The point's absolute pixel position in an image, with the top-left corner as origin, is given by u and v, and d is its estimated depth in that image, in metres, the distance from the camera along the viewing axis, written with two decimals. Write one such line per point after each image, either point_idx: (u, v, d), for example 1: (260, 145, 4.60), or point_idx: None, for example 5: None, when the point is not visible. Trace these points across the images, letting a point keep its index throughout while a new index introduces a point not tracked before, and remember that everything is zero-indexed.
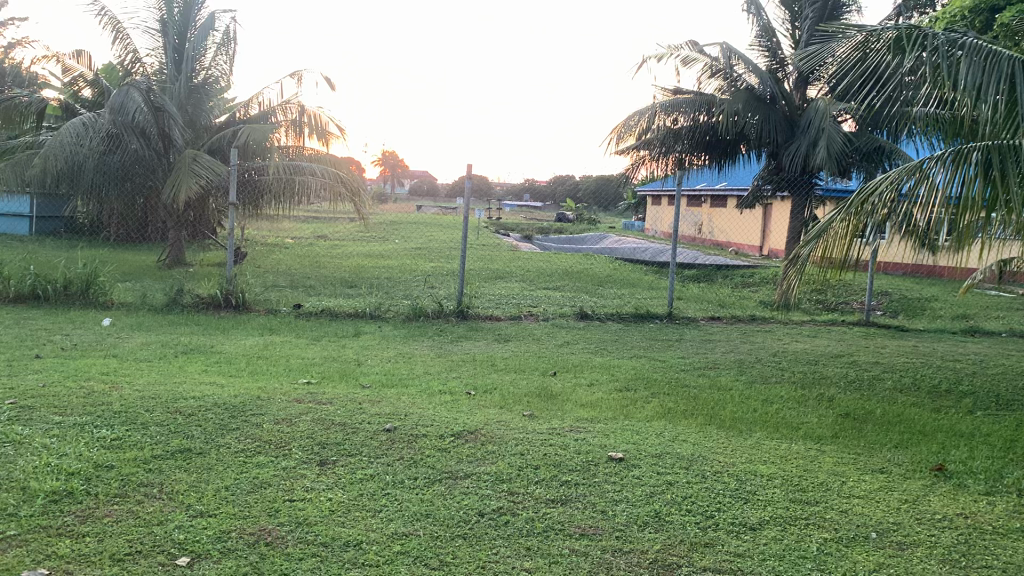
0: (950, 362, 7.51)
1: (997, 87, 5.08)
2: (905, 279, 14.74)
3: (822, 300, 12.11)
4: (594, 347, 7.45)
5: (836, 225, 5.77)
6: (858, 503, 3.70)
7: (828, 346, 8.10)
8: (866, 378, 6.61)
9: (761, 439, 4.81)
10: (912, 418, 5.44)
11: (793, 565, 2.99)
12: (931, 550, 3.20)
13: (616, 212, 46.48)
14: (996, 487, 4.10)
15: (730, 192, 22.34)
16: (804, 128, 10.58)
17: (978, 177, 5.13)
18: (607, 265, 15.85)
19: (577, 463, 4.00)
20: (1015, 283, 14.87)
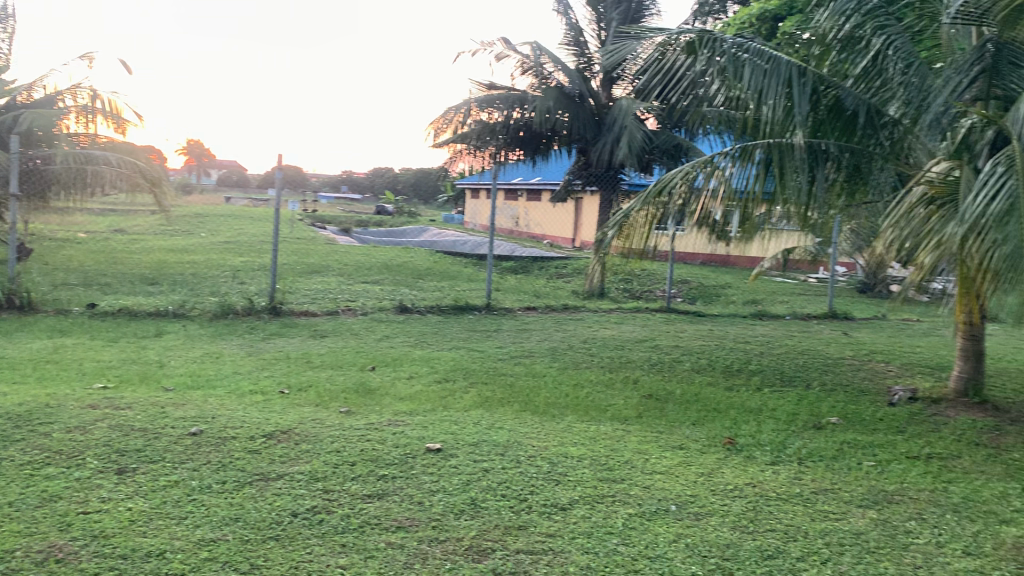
0: (741, 344, 8.12)
1: (778, 89, 5.52)
2: (704, 268, 15.77)
3: (629, 288, 12.73)
4: (413, 340, 7.45)
5: (637, 216, 6.10)
6: (660, 478, 3.94)
7: (634, 332, 8.53)
8: (667, 361, 7.02)
9: (572, 422, 5.00)
10: (708, 397, 5.85)
11: (600, 541, 3.14)
12: (724, 518, 3.46)
13: (435, 205, 46.60)
14: (780, 457, 4.49)
15: (544, 186, 22.99)
16: (610, 126, 11.07)
17: (761, 173, 5.61)
18: (426, 258, 15.89)
19: (394, 456, 3.99)
20: (797, 270, 16.26)
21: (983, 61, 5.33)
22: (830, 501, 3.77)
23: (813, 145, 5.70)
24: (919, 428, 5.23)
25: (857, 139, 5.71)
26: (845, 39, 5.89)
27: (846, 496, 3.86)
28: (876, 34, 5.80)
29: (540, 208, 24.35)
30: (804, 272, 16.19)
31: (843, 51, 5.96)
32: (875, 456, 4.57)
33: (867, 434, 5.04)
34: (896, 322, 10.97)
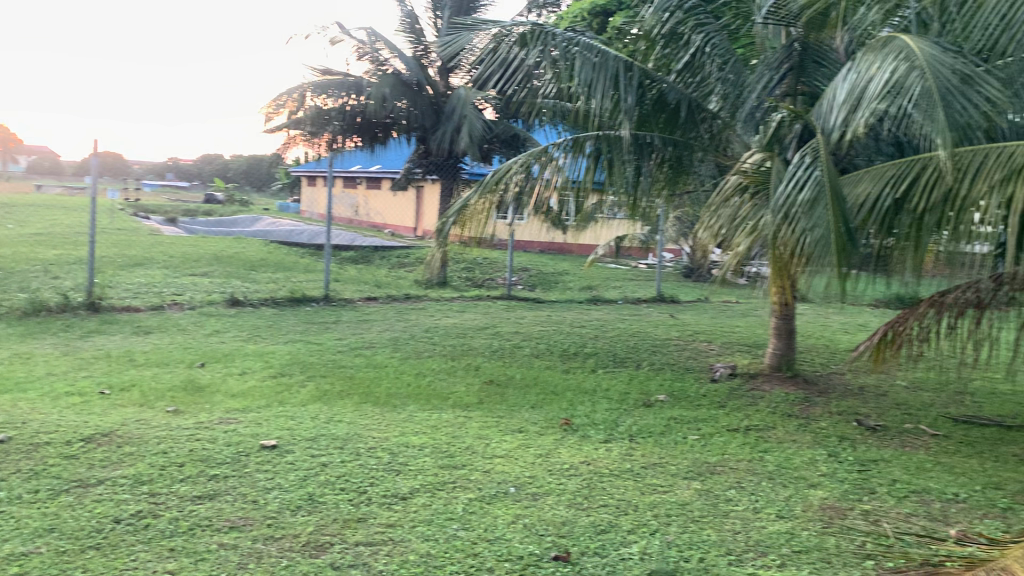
0: (577, 328, 8.38)
1: (607, 83, 5.75)
2: (542, 255, 16.12)
3: (470, 276, 12.83)
4: (246, 334, 7.19)
5: (473, 204, 6.02)
6: (499, 462, 4.01)
7: (474, 320, 8.62)
8: (507, 347, 7.14)
9: (413, 411, 5.00)
10: (546, 380, 6.00)
11: (440, 528, 3.16)
12: (561, 496, 3.57)
13: (270, 194, 45.08)
14: (613, 436, 4.68)
15: (383, 174, 22.75)
16: (448, 114, 11.09)
17: (593, 164, 5.85)
18: (260, 249, 15.37)
19: (227, 455, 3.86)
20: (629, 256, 16.92)
21: (790, 60, 5.80)
22: (659, 475, 3.97)
23: (639, 138, 5.96)
24: (738, 402, 5.60)
25: (678, 132, 6.07)
26: (668, 36, 6.12)
27: (672, 469, 4.07)
28: (694, 32, 6.10)
29: (378, 197, 24.07)
30: (636, 258, 16.88)
31: (667, 46, 6.18)
32: (700, 430, 4.84)
33: (692, 410, 5.33)
34: (719, 304, 11.66)
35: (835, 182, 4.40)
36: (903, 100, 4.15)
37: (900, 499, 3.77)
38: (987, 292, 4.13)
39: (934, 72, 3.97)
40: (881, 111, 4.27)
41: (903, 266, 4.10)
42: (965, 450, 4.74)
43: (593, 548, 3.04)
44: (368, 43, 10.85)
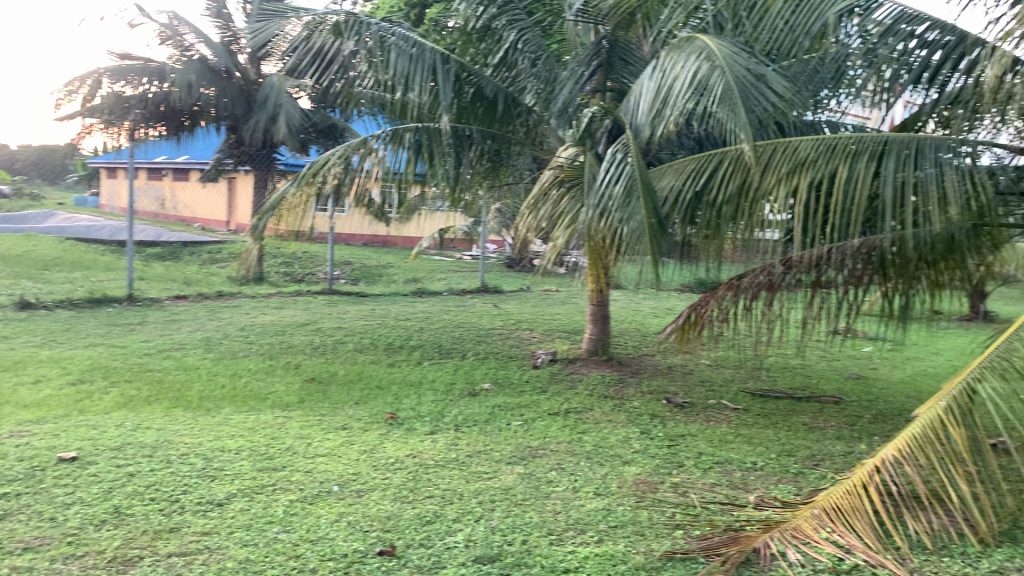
0: (401, 321, 8.34)
1: (424, 75, 5.73)
2: (364, 248, 15.89)
3: (289, 271, 12.46)
4: (39, 339, 6.64)
5: (290, 198, 5.69)
6: (321, 461, 3.93)
7: (294, 316, 8.38)
8: (329, 343, 7.00)
9: (229, 414, 4.80)
10: (370, 375, 5.94)
11: (259, 532, 3.06)
12: (386, 491, 3.56)
13: (65, 187, 41.75)
14: (437, 427, 4.70)
15: (193, 166, 21.62)
16: (261, 103, 10.73)
17: (414, 155, 5.84)
18: (55, 246, 14.21)
19: (19, 472, 3.55)
20: (452, 249, 17.00)
21: (599, 57, 6.03)
22: (483, 462, 4.03)
23: (458, 130, 6.00)
24: (558, 387, 5.78)
25: (496, 126, 6.16)
26: (483, 31, 6.15)
27: (496, 456, 4.15)
28: (507, 27, 6.20)
29: (187, 190, 22.86)
30: (459, 250, 17.00)
31: (482, 42, 6.21)
32: (522, 416, 4.96)
33: (514, 397, 5.45)
34: (539, 293, 11.98)
35: (646, 176, 4.58)
36: (707, 99, 4.37)
37: (705, 470, 4.04)
38: (777, 276, 4.41)
39: (732, 70, 4.24)
40: (689, 108, 4.49)
41: (706, 253, 4.36)
42: (761, 421, 5.14)
43: (418, 540, 3.04)
44: (170, 26, 10.31)
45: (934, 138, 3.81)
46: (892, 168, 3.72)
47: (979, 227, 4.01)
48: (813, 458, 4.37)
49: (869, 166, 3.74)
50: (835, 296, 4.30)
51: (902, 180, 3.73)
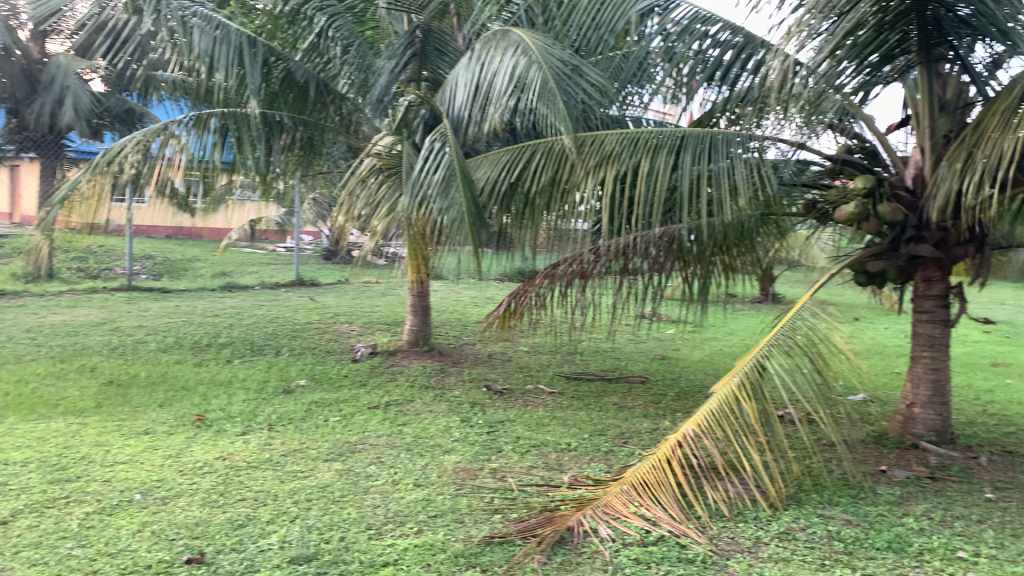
0: (209, 318, 7.95)
1: (229, 58, 5.35)
2: (168, 242, 15.00)
3: (82, 266, 11.55)
4: None
5: (82, 187, 5.23)
6: (122, 468, 3.68)
7: (89, 315, 7.79)
8: (128, 343, 6.56)
9: (14, 424, 4.40)
10: (176, 375, 5.62)
11: (50, 549, 2.83)
12: (194, 496, 3.38)
13: None
14: (249, 427, 4.52)
15: None
16: (46, 85, 9.89)
17: (220, 143, 5.55)
18: None
19: None
20: (265, 241, 16.41)
21: (413, 47, 5.99)
22: (298, 461, 3.92)
23: (268, 116, 5.74)
24: (377, 379, 5.72)
25: (308, 113, 5.97)
26: (291, 17, 5.80)
27: (312, 454, 4.05)
28: (318, 12, 5.89)
29: None
30: (272, 242, 16.43)
31: (291, 26, 5.86)
32: (340, 411, 4.87)
33: (332, 392, 5.34)
34: (357, 285, 11.80)
35: (463, 164, 4.52)
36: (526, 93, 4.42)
37: (522, 454, 4.13)
38: (588, 264, 4.57)
39: (547, 64, 4.29)
40: (510, 106, 4.54)
41: (521, 241, 4.41)
42: (576, 404, 5.32)
43: (229, 545, 2.92)
44: None
45: (726, 133, 4.09)
46: (690, 161, 3.94)
47: (767, 216, 4.37)
48: (623, 436, 4.58)
49: (668, 160, 3.96)
50: (641, 281, 4.56)
51: (699, 172, 3.96)
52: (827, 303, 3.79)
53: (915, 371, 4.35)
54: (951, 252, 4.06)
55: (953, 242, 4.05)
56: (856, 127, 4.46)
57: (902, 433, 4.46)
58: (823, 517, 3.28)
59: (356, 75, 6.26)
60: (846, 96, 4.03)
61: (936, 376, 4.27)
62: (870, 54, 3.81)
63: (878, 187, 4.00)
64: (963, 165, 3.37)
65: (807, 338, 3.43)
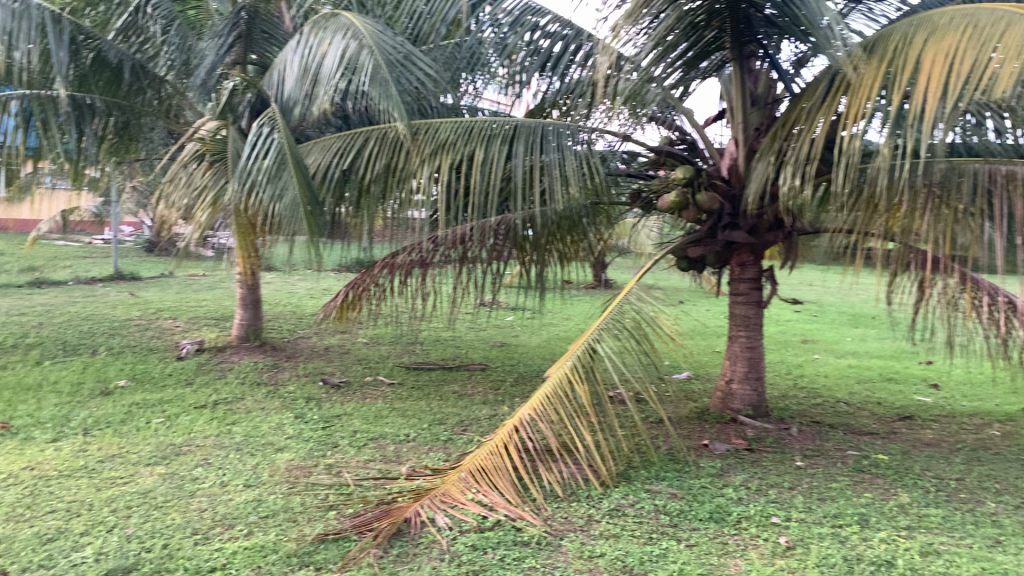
0: (15, 317, 7.33)
1: (31, 35, 4.74)
2: None
3: None
4: None
5: None
6: None
7: None
8: None
9: None
10: None
11: None
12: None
13: None
14: (62, 433, 4.20)
15: None
16: None
17: (22, 129, 5.09)
18: None
19: None
20: (80, 233, 15.30)
21: (237, 28, 5.71)
22: (117, 467, 3.68)
23: (76, 99, 5.29)
24: (206, 377, 5.47)
25: (122, 95, 5.55)
26: None
27: (133, 458, 3.81)
28: None
29: None
30: (89, 234, 15.34)
31: (99, 3, 5.48)
32: (164, 412, 4.62)
33: (156, 392, 5.05)
34: (183, 278, 11.23)
35: (295, 150, 4.29)
36: (356, 79, 4.31)
37: (359, 448, 4.06)
38: (427, 253, 4.58)
39: (379, 47, 4.19)
40: (341, 87, 4.39)
41: (358, 231, 4.34)
42: (414, 394, 5.29)
43: (36, 561, 2.70)
44: None
45: (556, 123, 4.14)
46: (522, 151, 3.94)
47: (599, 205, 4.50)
48: (461, 424, 4.59)
49: (501, 149, 3.99)
50: (479, 269, 4.58)
51: (531, 163, 4.00)
52: (653, 288, 3.94)
53: (732, 349, 4.61)
54: (763, 238, 4.35)
55: (764, 228, 4.33)
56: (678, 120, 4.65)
57: (722, 408, 4.72)
58: (650, 492, 3.43)
59: (176, 55, 5.88)
60: (666, 90, 4.21)
61: (751, 353, 4.56)
62: (687, 49, 3.98)
63: (697, 177, 4.19)
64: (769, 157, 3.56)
65: (635, 321, 3.55)
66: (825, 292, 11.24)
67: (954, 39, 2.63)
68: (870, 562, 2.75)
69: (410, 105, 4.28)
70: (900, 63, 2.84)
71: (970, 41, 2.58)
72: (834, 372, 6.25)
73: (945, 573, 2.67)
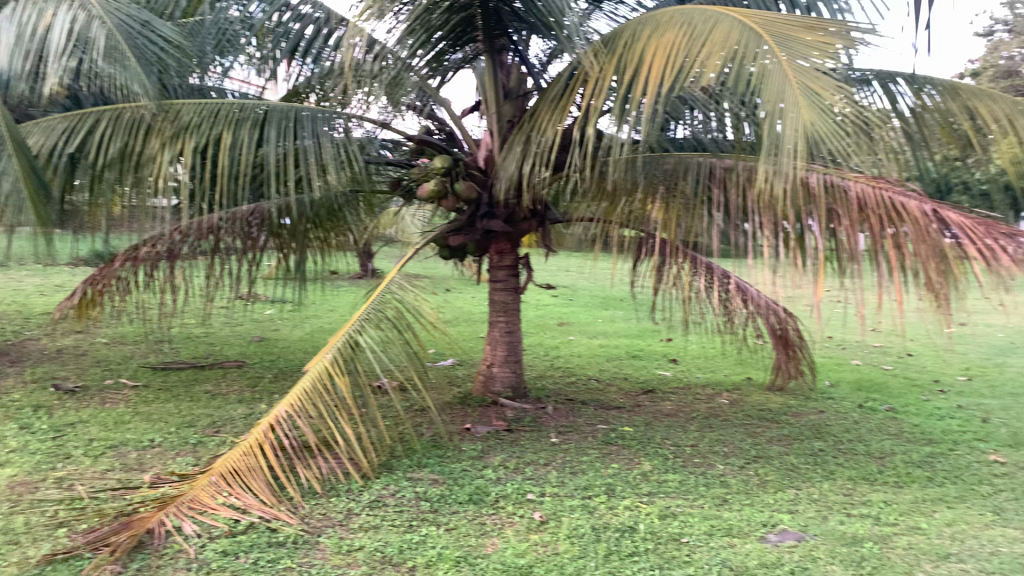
0: None
1: None
2: None
3: None
4: None
5: None
6: None
7: None
8: None
9: None
10: None
11: None
12: None
13: None
14: None
15: None
16: None
17: None
18: None
19: None
20: None
21: None
22: None
23: None
24: None
25: None
26: None
27: None
28: None
29: None
30: None
31: None
32: None
33: None
34: None
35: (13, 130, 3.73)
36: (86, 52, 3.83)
37: (96, 457, 3.73)
38: (175, 244, 4.30)
39: (111, 18, 3.75)
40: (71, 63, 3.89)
41: (94, 221, 3.91)
42: (162, 396, 4.95)
43: None
44: None
45: (310, 109, 4.02)
46: (275, 136, 3.78)
47: (358, 193, 4.43)
48: (214, 426, 4.35)
49: (251, 133, 3.79)
50: (234, 260, 4.38)
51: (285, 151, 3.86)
52: (415, 277, 3.93)
53: (492, 334, 4.73)
54: (519, 226, 4.50)
55: (519, 217, 4.48)
56: (435, 111, 4.67)
57: (484, 392, 4.83)
58: (411, 479, 3.43)
59: None
60: (422, 78, 4.19)
61: (510, 338, 4.70)
62: (442, 37, 4.00)
63: (455, 167, 4.23)
64: (521, 147, 3.65)
65: (396, 311, 3.53)
66: (580, 276, 11.84)
67: (672, 33, 2.86)
68: (615, 529, 2.92)
69: (153, 73, 3.87)
70: (628, 56, 3.04)
71: (685, 36, 2.81)
72: (587, 352, 6.61)
73: (680, 533, 2.90)
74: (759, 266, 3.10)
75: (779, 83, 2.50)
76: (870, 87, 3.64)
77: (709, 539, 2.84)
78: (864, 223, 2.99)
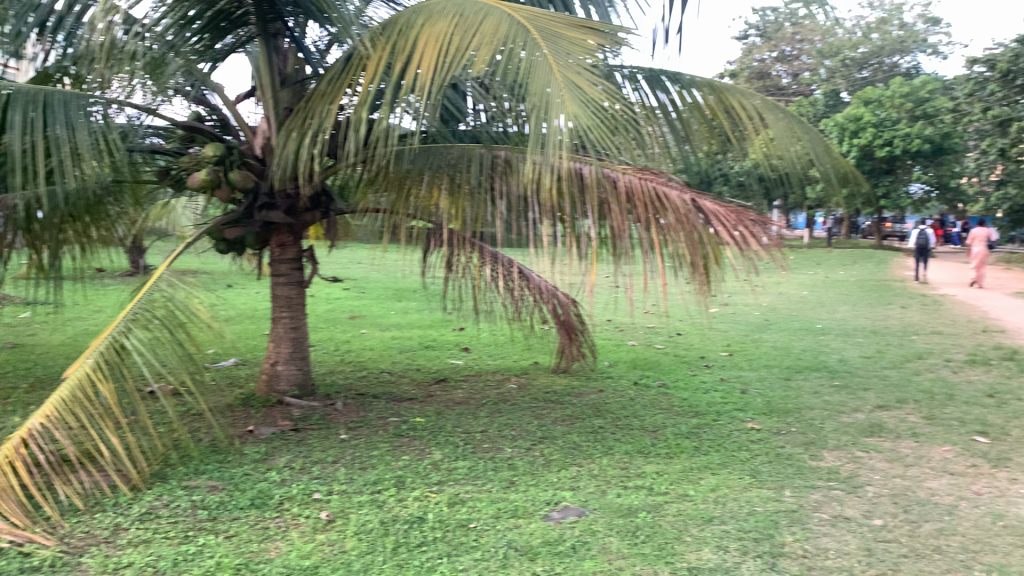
0: None
1: None
2: None
3: None
4: None
5: None
6: None
7: None
8: None
9: None
10: None
11: None
12: None
13: None
14: None
15: None
16: None
17: None
18: None
19: None
20: None
21: None
22: None
23: None
24: None
25: None
26: None
27: None
28: None
29: None
30: None
31: None
32: None
33: None
34: None
35: None
36: None
37: None
38: None
39: None
40: None
41: None
42: None
43: None
44: None
45: (62, 93, 3.66)
46: (20, 122, 3.40)
47: (121, 184, 4.10)
48: None
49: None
50: None
51: (31, 138, 3.49)
52: (188, 273, 3.70)
53: (276, 331, 4.56)
54: (301, 217, 4.35)
55: (301, 208, 4.33)
56: (207, 96, 4.42)
57: (268, 391, 4.64)
58: (188, 488, 3.24)
59: None
60: (191, 61, 3.94)
61: (295, 334, 4.55)
62: (211, 17, 3.77)
63: (229, 156, 4.01)
64: (299, 135, 3.52)
65: (166, 310, 3.30)
66: (371, 268, 11.72)
67: (444, 24, 2.86)
68: (403, 521, 2.90)
69: None
70: (401, 44, 3.01)
71: (456, 27, 2.82)
72: (377, 345, 6.55)
73: (468, 519, 2.93)
74: (539, 256, 3.17)
75: (546, 74, 2.58)
76: (637, 83, 3.86)
77: (496, 522, 2.89)
78: (632, 213, 3.13)
